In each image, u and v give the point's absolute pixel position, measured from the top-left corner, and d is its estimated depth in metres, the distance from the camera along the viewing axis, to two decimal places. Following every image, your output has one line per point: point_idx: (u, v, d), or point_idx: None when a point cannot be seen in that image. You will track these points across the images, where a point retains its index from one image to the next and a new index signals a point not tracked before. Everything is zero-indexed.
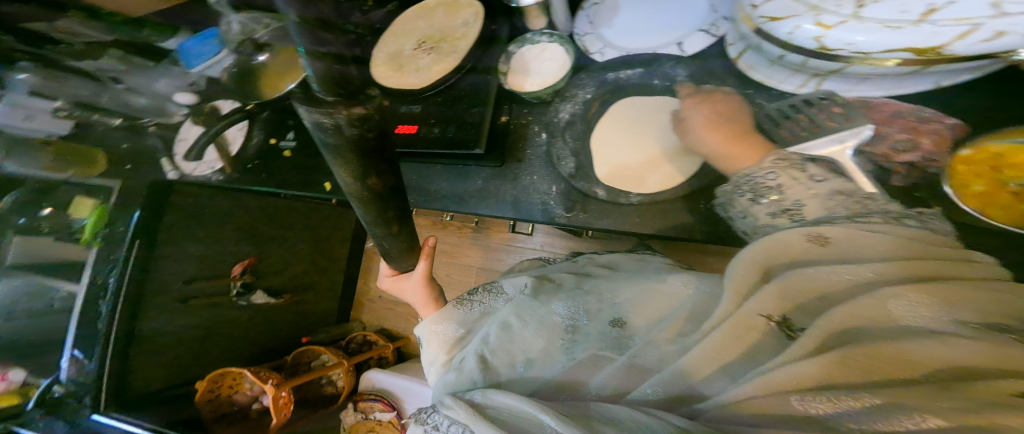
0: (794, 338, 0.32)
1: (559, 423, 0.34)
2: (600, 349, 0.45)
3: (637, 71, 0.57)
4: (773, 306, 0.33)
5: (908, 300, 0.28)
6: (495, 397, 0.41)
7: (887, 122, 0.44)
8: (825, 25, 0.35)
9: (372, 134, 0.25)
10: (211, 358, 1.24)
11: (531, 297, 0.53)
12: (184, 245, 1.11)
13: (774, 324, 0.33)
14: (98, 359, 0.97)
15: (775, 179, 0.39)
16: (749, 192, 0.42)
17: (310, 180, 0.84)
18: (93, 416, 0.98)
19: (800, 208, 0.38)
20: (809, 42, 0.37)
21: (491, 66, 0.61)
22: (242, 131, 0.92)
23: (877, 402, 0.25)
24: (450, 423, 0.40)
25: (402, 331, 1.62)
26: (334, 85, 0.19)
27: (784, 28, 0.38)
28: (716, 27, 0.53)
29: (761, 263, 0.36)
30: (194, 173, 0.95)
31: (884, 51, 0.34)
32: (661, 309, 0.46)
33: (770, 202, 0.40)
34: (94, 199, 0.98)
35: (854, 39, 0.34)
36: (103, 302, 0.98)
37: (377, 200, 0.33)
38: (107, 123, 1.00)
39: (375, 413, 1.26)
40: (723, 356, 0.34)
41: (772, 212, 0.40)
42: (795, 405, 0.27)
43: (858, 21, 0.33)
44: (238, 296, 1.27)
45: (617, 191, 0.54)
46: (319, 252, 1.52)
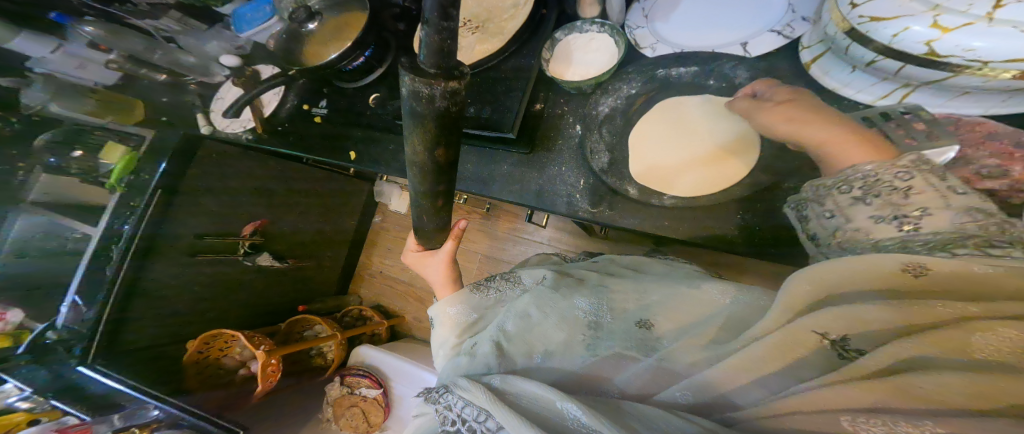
0: (849, 359, 0.30)
1: (590, 416, 0.32)
2: (626, 347, 0.43)
3: (691, 69, 0.56)
4: (832, 325, 0.30)
5: (1001, 336, 0.25)
6: (512, 381, 0.38)
7: (977, 144, 0.39)
8: (943, 27, 0.32)
9: (456, 110, 0.29)
10: (206, 319, 1.24)
11: (552, 288, 0.51)
12: (201, 198, 1.12)
13: (827, 342, 0.31)
14: (97, 307, 0.96)
15: (907, 180, 0.35)
16: (860, 189, 0.38)
17: (337, 146, 0.84)
18: (78, 368, 0.96)
19: (924, 217, 0.33)
20: (917, 46, 0.35)
21: (536, 51, 0.60)
22: (278, 95, 0.93)
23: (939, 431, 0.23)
24: (466, 404, 0.37)
25: (398, 310, 1.60)
26: (438, 54, 0.25)
27: (890, 29, 0.35)
28: (791, 29, 0.50)
29: (824, 282, 0.33)
30: (226, 130, 0.96)
31: (1005, 60, 0.32)
32: (693, 315, 0.43)
33: (881, 204, 0.36)
34: (126, 146, 0.99)
35: (973, 44, 0.32)
36: (115, 247, 0.98)
37: (440, 173, 0.35)
38: (152, 78, 1.01)
39: (362, 389, 1.21)
40: (764, 367, 0.33)
41: (879, 215, 0.36)
42: (845, 425, 0.26)
43: (987, 24, 0.30)
44: (245, 256, 1.27)
45: (650, 192, 0.52)
46: (330, 223, 1.55)
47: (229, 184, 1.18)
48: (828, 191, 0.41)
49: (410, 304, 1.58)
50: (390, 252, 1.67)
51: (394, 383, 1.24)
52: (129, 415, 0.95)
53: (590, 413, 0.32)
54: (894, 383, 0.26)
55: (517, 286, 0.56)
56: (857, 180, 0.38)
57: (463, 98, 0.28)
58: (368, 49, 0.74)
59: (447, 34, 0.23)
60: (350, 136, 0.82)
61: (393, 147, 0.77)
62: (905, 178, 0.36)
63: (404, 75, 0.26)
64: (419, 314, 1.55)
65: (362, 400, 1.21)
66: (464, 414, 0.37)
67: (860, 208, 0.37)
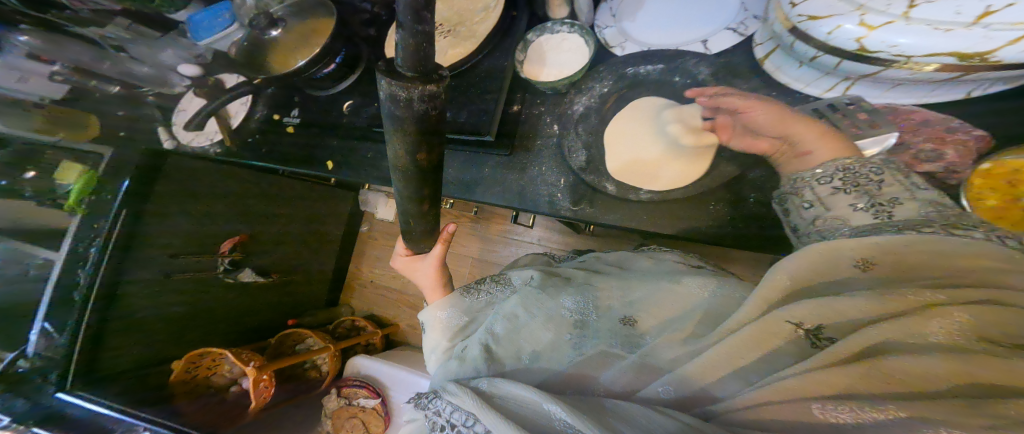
0: (819, 346, 0.33)
1: (576, 417, 0.34)
2: (611, 346, 0.45)
3: (658, 67, 0.57)
4: (804, 315, 0.33)
5: (951, 320, 0.28)
6: (501, 385, 0.40)
7: (913, 131, 0.45)
8: (869, 25, 0.35)
9: (437, 113, 0.29)
10: (189, 338, 1.20)
11: (539, 289, 0.52)
12: (173, 216, 1.08)
13: (801, 331, 0.33)
14: (71, 333, 0.92)
15: (880, 175, 0.39)
16: (838, 182, 0.41)
17: (312, 157, 0.82)
18: (58, 394, 0.91)
19: (894, 205, 0.37)
20: (849, 43, 0.38)
21: (509, 53, 0.61)
22: (245, 105, 0.90)
23: (903, 414, 0.25)
24: (453, 410, 0.39)
25: (391, 318, 1.59)
26: (419, 60, 0.26)
27: (826, 27, 0.38)
28: (745, 26, 0.53)
29: (796, 276, 0.36)
30: (191, 144, 0.93)
31: (925, 55, 0.35)
32: (675, 309, 0.46)
33: (857, 193, 0.39)
34: (83, 165, 0.93)
35: (897, 40, 0.35)
36: (83, 270, 0.93)
37: (424, 179, 0.35)
38: (104, 90, 0.98)
39: (359, 400, 1.23)
40: (740, 359, 0.35)
41: (858, 205, 0.39)
42: (817, 412, 0.28)
43: (906, 23, 0.34)
44: (226, 273, 1.24)
45: (627, 188, 0.54)
46: (313, 233, 1.52)
47: (201, 199, 1.14)
48: (805, 183, 0.43)
49: (403, 311, 1.58)
50: (379, 260, 1.66)
51: (391, 392, 1.23)
52: None
53: (575, 414, 0.34)
54: (862, 368, 0.29)
55: (507, 287, 0.57)
56: (835, 173, 0.41)
57: (444, 101, 0.29)
58: (338, 54, 0.73)
59: (422, 38, 0.24)
60: (326, 146, 0.81)
61: (371, 154, 0.76)
62: (878, 174, 0.39)
63: (380, 79, 0.27)
64: (414, 321, 1.55)
65: (360, 411, 1.22)
66: (453, 419, 0.39)
67: (840, 197, 0.40)
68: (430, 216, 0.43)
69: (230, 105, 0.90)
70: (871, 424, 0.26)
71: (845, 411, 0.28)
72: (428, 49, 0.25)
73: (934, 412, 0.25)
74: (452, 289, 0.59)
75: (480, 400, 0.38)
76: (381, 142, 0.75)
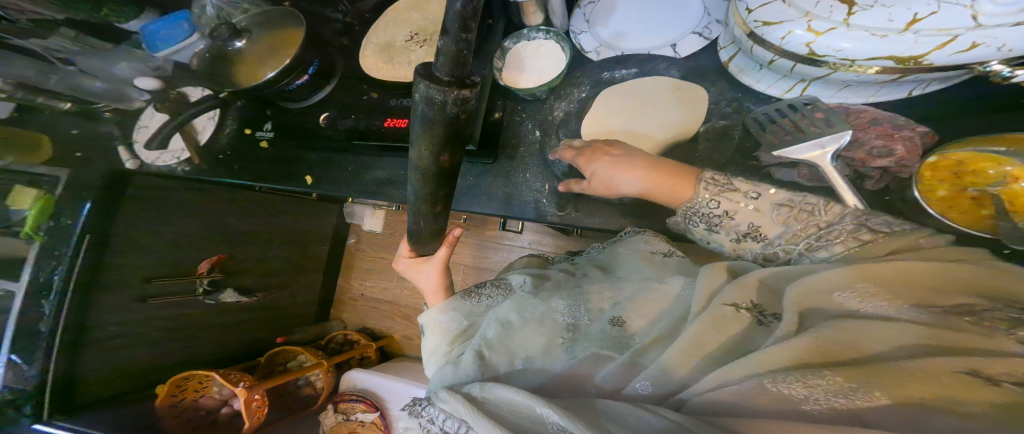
0: (761, 322, 0.37)
1: (565, 419, 0.34)
2: (602, 348, 0.46)
3: (631, 71, 0.60)
4: (737, 296, 0.38)
5: (875, 302, 0.32)
6: (494, 391, 0.41)
7: (864, 128, 0.46)
8: (816, 31, 0.36)
9: (465, 118, 0.29)
10: (170, 362, 1.16)
11: (531, 295, 0.53)
12: (141, 238, 1.03)
13: (740, 310, 0.38)
14: (43, 362, 0.88)
15: (719, 208, 0.44)
16: (702, 221, 0.46)
17: (290, 174, 0.80)
18: (36, 426, 0.88)
19: (755, 230, 0.43)
20: (800, 48, 0.39)
21: (487, 60, 0.61)
22: (212, 120, 0.86)
23: (839, 379, 0.28)
24: (445, 418, 0.41)
25: (384, 329, 1.58)
26: (454, 62, 0.26)
27: (778, 33, 0.39)
28: (709, 31, 0.55)
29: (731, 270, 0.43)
30: (156, 162, 0.88)
31: (867, 58, 0.36)
32: (660, 309, 0.47)
33: (727, 229, 0.45)
34: (38, 189, 0.86)
35: (841, 45, 0.36)
36: (47, 301, 0.87)
37: (442, 179, 0.35)
38: (52, 107, 0.87)
39: (357, 415, 1.22)
40: (705, 347, 0.37)
41: (733, 237, 0.45)
42: (773, 389, 0.30)
43: (847, 28, 0.35)
44: (205, 295, 1.21)
45: (609, 191, 0.55)
46: (298, 247, 1.48)
47: (175, 219, 1.10)
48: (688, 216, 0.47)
49: (397, 322, 1.56)
50: (368, 272, 1.64)
51: (389, 404, 1.23)
52: None
53: (565, 416, 0.34)
54: (811, 341, 0.31)
55: (506, 291, 0.58)
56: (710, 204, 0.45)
57: (473, 107, 0.29)
58: (312, 64, 0.70)
59: (464, 46, 0.25)
60: (303, 161, 0.79)
61: (352, 167, 0.74)
62: (716, 207, 0.44)
63: (417, 83, 0.27)
64: (408, 332, 1.54)
65: (359, 426, 1.22)
66: (445, 425, 0.41)
67: (717, 235, 0.46)
68: (439, 216, 0.43)
69: (199, 120, 0.87)
70: (821, 395, 0.28)
71: (795, 384, 0.29)
72: (464, 56, 0.26)
73: (871, 378, 0.27)
74: (455, 292, 0.60)
75: (471, 407, 0.38)
76: (362, 156, 0.73)
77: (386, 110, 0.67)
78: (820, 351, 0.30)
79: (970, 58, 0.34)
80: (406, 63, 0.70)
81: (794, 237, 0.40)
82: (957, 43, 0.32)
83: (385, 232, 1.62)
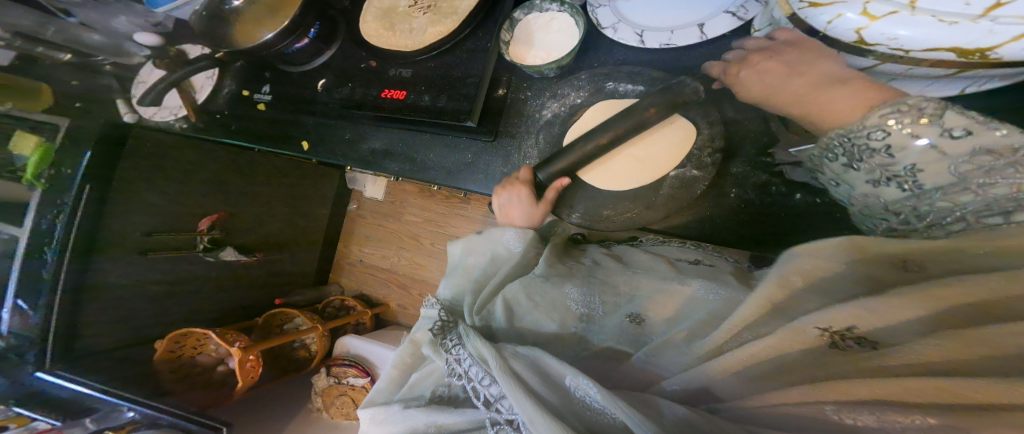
0: (842, 348, 0.31)
1: (604, 397, 0.36)
2: (618, 343, 0.49)
3: (638, 88, 0.53)
4: (833, 319, 0.32)
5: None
6: (529, 354, 0.42)
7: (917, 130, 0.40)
8: (871, 15, 0.32)
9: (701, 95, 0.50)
10: (171, 318, 1.18)
11: (544, 278, 0.52)
12: (142, 193, 1.04)
13: (827, 335, 0.32)
14: (45, 309, 0.90)
15: (883, 140, 0.37)
16: (844, 155, 0.41)
17: (286, 139, 0.78)
18: (36, 375, 0.89)
19: (913, 173, 0.37)
20: (848, 34, 0.35)
21: (494, 33, 0.58)
22: (211, 79, 0.84)
23: (931, 421, 0.25)
24: (472, 364, 0.43)
25: (380, 297, 1.59)
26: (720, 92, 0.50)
27: (826, 16, 0.35)
28: (745, 10, 0.49)
29: (823, 256, 0.35)
30: (153, 118, 0.87)
31: (925, 49, 0.32)
32: (674, 310, 0.47)
33: (873, 165, 0.39)
34: (39, 135, 0.86)
35: (898, 32, 0.32)
36: (48, 249, 0.90)
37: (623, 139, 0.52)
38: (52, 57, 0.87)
39: (348, 379, 1.24)
40: (756, 363, 0.35)
41: (874, 179, 0.40)
42: (833, 415, 0.28)
43: (910, 13, 0.30)
44: (206, 252, 1.21)
45: (562, 207, 0.56)
46: (298, 211, 1.49)
47: (173, 178, 1.10)
48: (840, 139, 0.40)
49: (394, 291, 1.57)
50: (367, 240, 1.63)
51: (380, 369, 1.27)
52: (104, 418, 0.87)
53: (605, 394, 0.36)
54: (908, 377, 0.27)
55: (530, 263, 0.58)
56: (849, 143, 0.40)
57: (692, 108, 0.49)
58: (312, 26, 0.67)
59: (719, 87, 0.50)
60: (300, 125, 0.77)
61: (350, 135, 0.71)
62: (879, 139, 0.37)
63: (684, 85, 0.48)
64: (403, 301, 1.56)
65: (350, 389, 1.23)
66: (471, 373, 0.43)
67: (855, 174, 0.41)
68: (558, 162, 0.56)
69: (195, 78, 0.85)
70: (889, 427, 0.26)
71: (866, 416, 0.27)
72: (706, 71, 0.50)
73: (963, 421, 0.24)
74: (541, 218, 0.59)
75: (505, 368, 0.40)
76: (359, 125, 0.70)
77: (385, 81, 0.64)
78: (905, 383, 0.27)
79: None
80: (407, 30, 0.65)
81: (951, 196, 0.35)
82: None
83: (386, 201, 1.59)
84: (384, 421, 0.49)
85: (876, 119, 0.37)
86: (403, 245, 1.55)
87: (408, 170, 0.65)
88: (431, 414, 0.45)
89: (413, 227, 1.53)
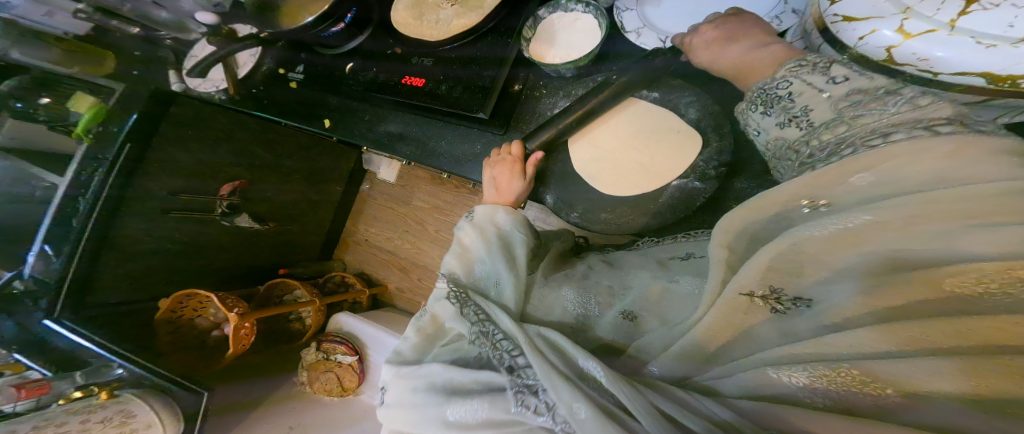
0: (777, 308, 0.33)
1: (611, 378, 0.36)
2: (614, 340, 0.47)
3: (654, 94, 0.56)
4: (753, 285, 0.33)
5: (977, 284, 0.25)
6: (546, 331, 0.44)
7: None
8: (907, 33, 0.35)
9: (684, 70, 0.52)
10: (182, 278, 1.22)
11: (543, 283, 0.55)
12: (177, 157, 1.09)
13: (756, 299, 0.33)
14: (67, 255, 0.94)
15: (787, 87, 0.38)
16: (760, 104, 0.41)
17: (312, 115, 0.82)
18: (45, 321, 0.91)
19: (807, 113, 0.37)
20: (878, 53, 0.36)
21: (516, 29, 0.60)
22: (253, 57, 0.89)
23: (893, 394, 0.25)
24: (502, 337, 0.44)
25: (380, 278, 1.61)
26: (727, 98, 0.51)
27: (860, 31, 0.37)
28: (779, 21, 0.49)
29: (738, 229, 0.37)
30: (198, 89, 0.93)
31: (955, 73, 0.34)
32: (668, 307, 0.47)
33: (779, 111, 0.39)
34: (95, 97, 0.95)
35: (933, 53, 0.34)
36: (82, 199, 0.94)
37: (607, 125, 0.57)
38: (123, 31, 0.95)
39: (337, 356, 1.21)
40: (736, 344, 0.35)
41: (781, 121, 0.39)
42: (801, 396, 0.29)
43: (948, 32, 0.33)
44: (223, 216, 1.26)
45: (562, 205, 0.58)
46: (313, 187, 1.53)
47: (205, 145, 1.15)
48: (752, 96, 0.42)
49: (394, 274, 1.58)
50: (375, 220, 1.65)
51: (370, 351, 1.26)
52: (93, 373, 0.94)
53: (613, 375, 0.36)
54: (824, 349, 0.29)
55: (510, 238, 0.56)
56: (758, 93, 0.41)
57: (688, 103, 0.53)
58: (349, 11, 0.70)
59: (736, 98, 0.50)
60: (326, 104, 0.81)
61: (369, 117, 0.74)
62: (784, 87, 0.39)
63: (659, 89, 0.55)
64: (402, 284, 1.56)
65: (337, 366, 1.21)
66: (498, 343, 0.44)
67: (762, 118, 0.41)
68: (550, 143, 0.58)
69: (240, 54, 0.90)
70: (858, 400, 0.26)
71: (817, 388, 0.28)
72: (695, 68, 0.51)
73: (930, 399, 0.24)
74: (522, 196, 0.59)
75: (524, 339, 0.42)
76: (379, 107, 0.73)
77: (408, 67, 0.66)
78: (846, 348, 0.28)
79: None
80: (434, 20, 0.68)
81: (834, 128, 0.34)
82: None
83: (398, 185, 1.61)
84: (407, 377, 0.48)
85: (786, 71, 0.39)
86: (408, 229, 1.57)
87: (419, 154, 0.67)
88: (450, 372, 0.45)
89: (420, 213, 1.54)
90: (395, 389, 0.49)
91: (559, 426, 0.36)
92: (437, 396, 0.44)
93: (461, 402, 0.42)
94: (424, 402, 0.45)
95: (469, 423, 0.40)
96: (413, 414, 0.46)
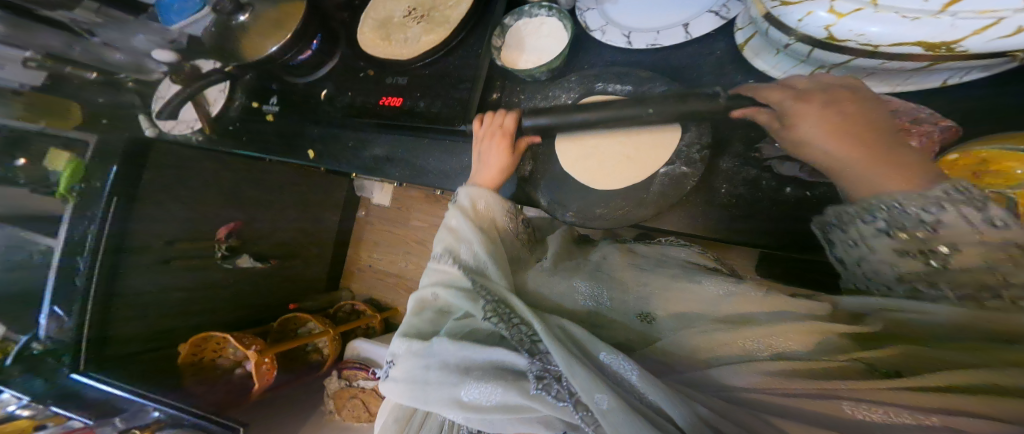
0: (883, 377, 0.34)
1: (645, 381, 0.37)
2: (628, 339, 0.49)
3: (627, 86, 0.53)
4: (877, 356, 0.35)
5: None
6: (567, 326, 0.44)
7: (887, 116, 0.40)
8: (838, 13, 0.32)
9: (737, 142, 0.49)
10: (195, 320, 1.23)
11: (551, 272, 0.57)
12: (168, 206, 1.09)
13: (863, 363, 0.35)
14: (78, 317, 0.95)
15: (935, 213, 0.35)
16: (882, 219, 0.39)
17: (294, 147, 0.81)
18: (73, 375, 0.96)
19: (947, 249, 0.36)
20: (818, 31, 0.35)
21: (485, 39, 0.60)
22: (224, 92, 0.87)
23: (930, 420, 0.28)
24: (519, 324, 0.45)
25: (390, 301, 1.63)
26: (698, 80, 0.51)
27: (795, 14, 0.35)
28: (727, 9, 0.51)
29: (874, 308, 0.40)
30: (172, 132, 0.91)
31: (893, 44, 0.32)
32: (686, 306, 0.49)
33: (898, 238, 0.38)
34: (71, 153, 0.93)
35: (866, 29, 0.31)
36: (82, 257, 0.95)
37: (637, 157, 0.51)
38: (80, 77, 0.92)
39: (358, 381, 1.26)
40: (777, 366, 0.36)
41: (901, 249, 0.38)
42: (850, 410, 0.30)
43: (873, 10, 0.30)
44: (223, 259, 1.25)
45: (557, 206, 0.58)
46: (309, 219, 1.53)
47: (191, 188, 1.14)
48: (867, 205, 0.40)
49: (402, 295, 1.61)
50: (376, 245, 1.66)
51: None
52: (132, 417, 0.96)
53: (644, 375, 0.37)
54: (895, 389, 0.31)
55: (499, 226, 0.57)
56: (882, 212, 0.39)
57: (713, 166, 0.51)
58: (314, 39, 0.69)
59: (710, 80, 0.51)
60: (306, 134, 0.80)
61: (352, 142, 0.74)
62: (925, 209, 0.36)
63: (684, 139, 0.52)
64: None
65: (360, 392, 1.25)
66: (518, 329, 0.44)
67: (883, 240, 0.39)
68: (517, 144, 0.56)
69: (210, 92, 0.88)
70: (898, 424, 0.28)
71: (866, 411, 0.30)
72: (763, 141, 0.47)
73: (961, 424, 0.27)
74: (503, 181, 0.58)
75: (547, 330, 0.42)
76: (361, 131, 0.73)
77: (383, 88, 0.66)
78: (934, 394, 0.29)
79: (1006, 44, 0.29)
80: (403, 39, 0.67)
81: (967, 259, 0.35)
82: (1000, 27, 0.27)
83: (393, 207, 1.62)
84: (417, 351, 0.47)
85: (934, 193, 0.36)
86: (410, 249, 1.58)
87: (408, 174, 0.67)
88: (464, 350, 0.44)
89: (420, 232, 1.55)
90: (402, 364, 0.48)
91: (582, 415, 0.37)
92: (450, 374, 0.44)
93: (475, 384, 0.42)
94: (436, 380, 0.44)
95: (484, 404, 0.40)
96: (419, 389, 0.45)
